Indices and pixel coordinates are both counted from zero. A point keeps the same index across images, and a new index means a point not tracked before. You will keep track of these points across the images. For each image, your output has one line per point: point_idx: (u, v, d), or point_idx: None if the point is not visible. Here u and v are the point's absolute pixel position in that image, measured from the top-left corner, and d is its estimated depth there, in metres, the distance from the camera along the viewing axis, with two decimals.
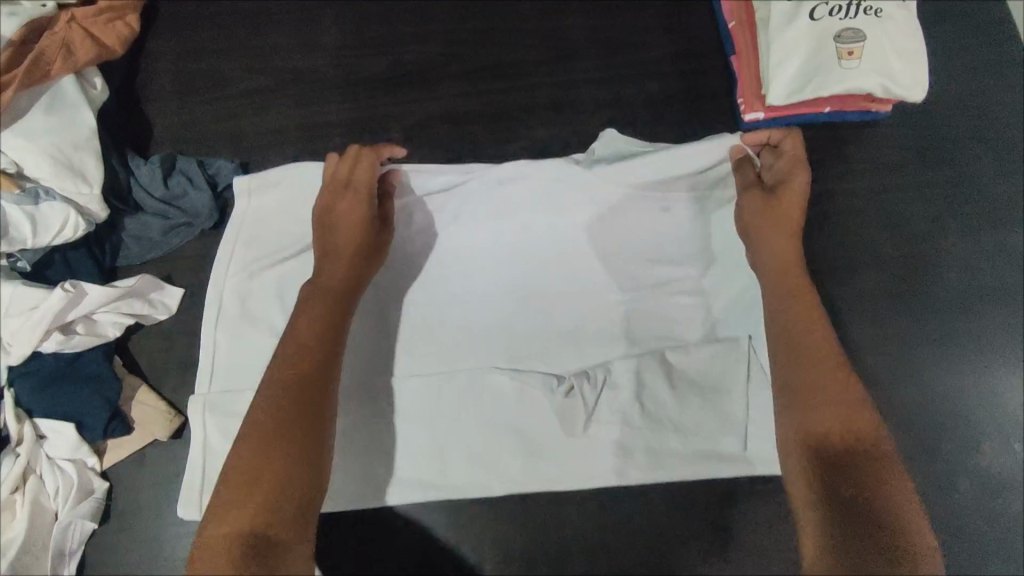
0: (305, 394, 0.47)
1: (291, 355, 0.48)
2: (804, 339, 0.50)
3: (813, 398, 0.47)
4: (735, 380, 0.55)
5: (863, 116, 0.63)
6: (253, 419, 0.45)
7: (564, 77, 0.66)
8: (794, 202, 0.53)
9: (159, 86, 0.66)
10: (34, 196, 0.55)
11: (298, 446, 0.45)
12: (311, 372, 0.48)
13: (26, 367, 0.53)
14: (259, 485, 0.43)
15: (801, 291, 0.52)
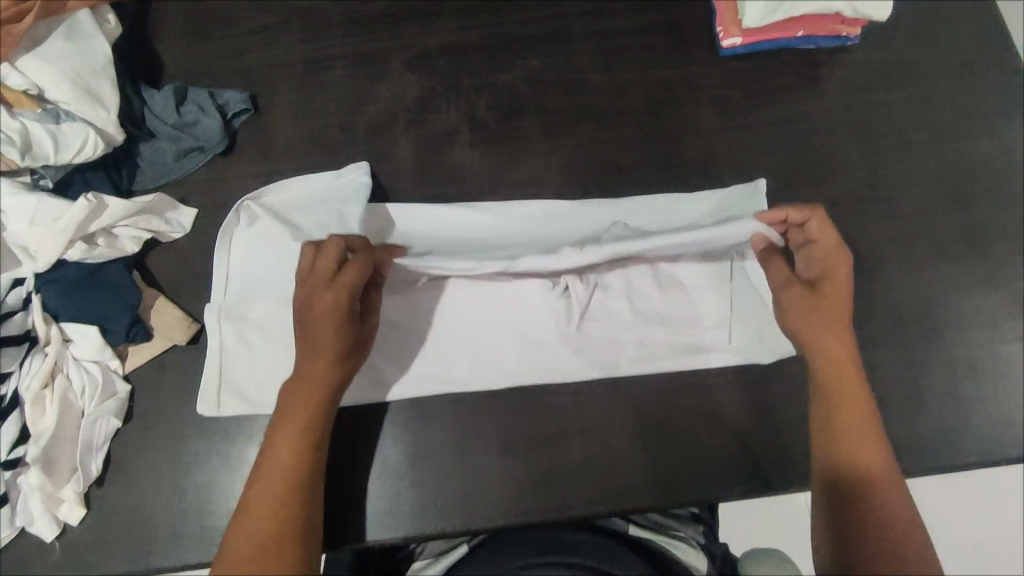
0: (292, 490, 0.49)
1: (281, 428, 0.51)
2: (840, 370, 0.55)
3: (850, 456, 0.52)
4: (710, 281, 0.61)
5: (836, 41, 0.68)
6: (270, 468, 0.50)
7: (556, 10, 0.69)
8: (837, 294, 0.55)
9: (169, 25, 0.69)
10: (55, 116, 0.58)
11: (286, 525, 0.48)
12: (299, 457, 0.50)
13: (52, 274, 0.56)
14: (277, 528, 0.48)
15: (842, 352, 0.55)
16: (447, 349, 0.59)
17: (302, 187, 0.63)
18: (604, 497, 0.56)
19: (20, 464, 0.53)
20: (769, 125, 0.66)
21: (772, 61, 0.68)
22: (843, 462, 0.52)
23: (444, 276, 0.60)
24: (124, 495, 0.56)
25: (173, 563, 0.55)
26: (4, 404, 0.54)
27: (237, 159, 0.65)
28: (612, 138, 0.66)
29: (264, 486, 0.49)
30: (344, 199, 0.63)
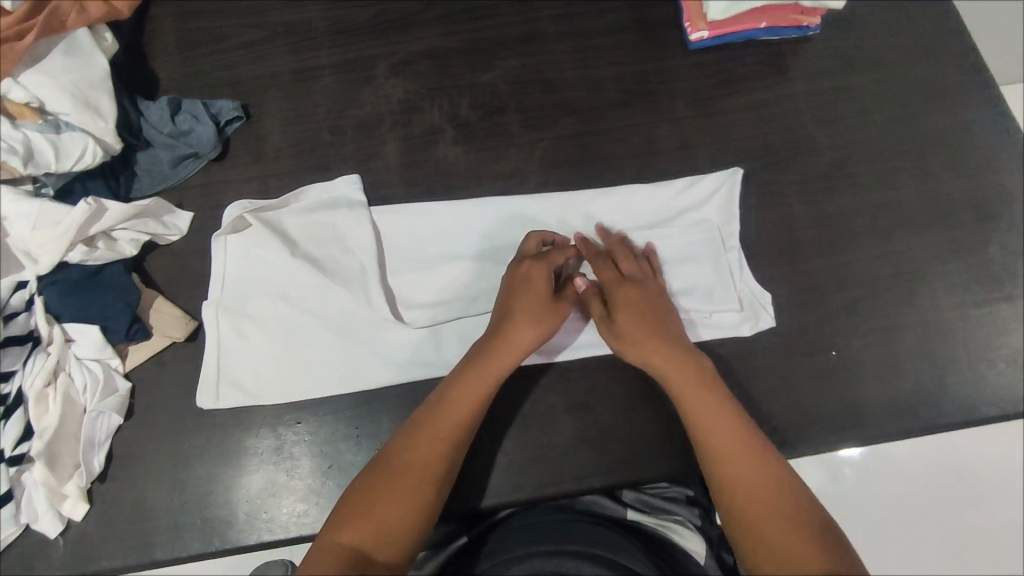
0: (429, 463, 0.52)
1: (443, 408, 0.54)
2: (691, 386, 0.55)
3: (740, 466, 0.52)
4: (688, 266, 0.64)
5: (798, 31, 0.71)
6: (400, 444, 0.53)
7: (530, 16, 0.73)
8: (620, 299, 0.58)
9: (164, 43, 0.72)
10: (55, 127, 0.61)
11: (419, 491, 0.51)
12: (442, 441, 0.53)
13: (54, 277, 0.58)
14: (385, 505, 0.50)
15: (680, 361, 0.56)
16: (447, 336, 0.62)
17: (297, 210, 0.65)
18: (596, 471, 0.58)
19: (25, 460, 0.54)
20: (739, 113, 0.69)
21: (738, 54, 0.71)
22: (737, 484, 0.51)
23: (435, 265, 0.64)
24: (126, 489, 0.57)
25: (174, 555, 0.55)
26: (8, 402, 0.55)
27: (231, 164, 0.68)
28: (590, 129, 0.69)
29: (405, 452, 0.52)
30: (333, 210, 0.65)
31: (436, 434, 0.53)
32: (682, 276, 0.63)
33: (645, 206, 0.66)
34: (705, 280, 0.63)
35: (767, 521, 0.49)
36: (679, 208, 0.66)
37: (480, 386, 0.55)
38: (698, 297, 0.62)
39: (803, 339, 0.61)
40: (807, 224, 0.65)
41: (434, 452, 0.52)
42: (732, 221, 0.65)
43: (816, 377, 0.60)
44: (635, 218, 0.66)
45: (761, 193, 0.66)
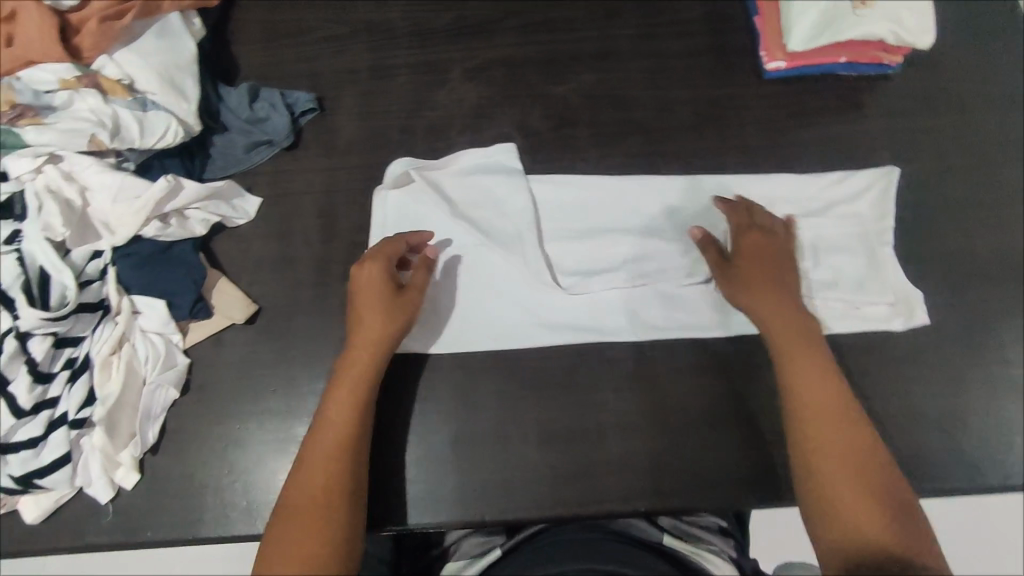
0: (337, 487, 0.52)
1: (327, 430, 0.53)
2: (806, 348, 0.57)
3: (824, 429, 0.54)
4: (846, 259, 0.64)
5: (878, 69, 0.70)
6: (306, 468, 0.53)
7: (609, 33, 0.73)
8: (748, 266, 0.60)
9: (248, 32, 0.74)
10: (142, 104, 0.61)
11: (334, 517, 0.51)
12: (338, 462, 0.53)
13: (127, 249, 0.60)
14: (307, 535, 0.50)
15: (792, 320, 0.58)
16: (500, 336, 0.61)
17: (468, 171, 0.67)
18: (641, 494, 0.57)
19: (86, 425, 0.55)
20: (812, 146, 0.69)
21: (815, 86, 0.71)
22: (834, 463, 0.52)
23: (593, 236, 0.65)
24: (176, 464, 0.58)
25: (219, 533, 0.56)
26: (75, 367, 0.56)
27: (302, 154, 0.69)
28: (661, 149, 0.69)
29: (311, 484, 0.52)
30: (494, 172, 0.66)
31: (331, 454, 0.53)
32: (830, 268, 0.63)
33: (798, 195, 0.67)
34: (858, 274, 0.63)
35: (838, 480, 0.52)
36: (830, 203, 0.66)
37: (350, 401, 0.55)
38: (852, 289, 0.63)
39: (862, 381, 0.60)
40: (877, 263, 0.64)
41: (339, 477, 0.52)
42: (888, 218, 0.65)
43: (873, 422, 0.59)
44: (787, 207, 0.66)
45: (833, 226, 0.65)
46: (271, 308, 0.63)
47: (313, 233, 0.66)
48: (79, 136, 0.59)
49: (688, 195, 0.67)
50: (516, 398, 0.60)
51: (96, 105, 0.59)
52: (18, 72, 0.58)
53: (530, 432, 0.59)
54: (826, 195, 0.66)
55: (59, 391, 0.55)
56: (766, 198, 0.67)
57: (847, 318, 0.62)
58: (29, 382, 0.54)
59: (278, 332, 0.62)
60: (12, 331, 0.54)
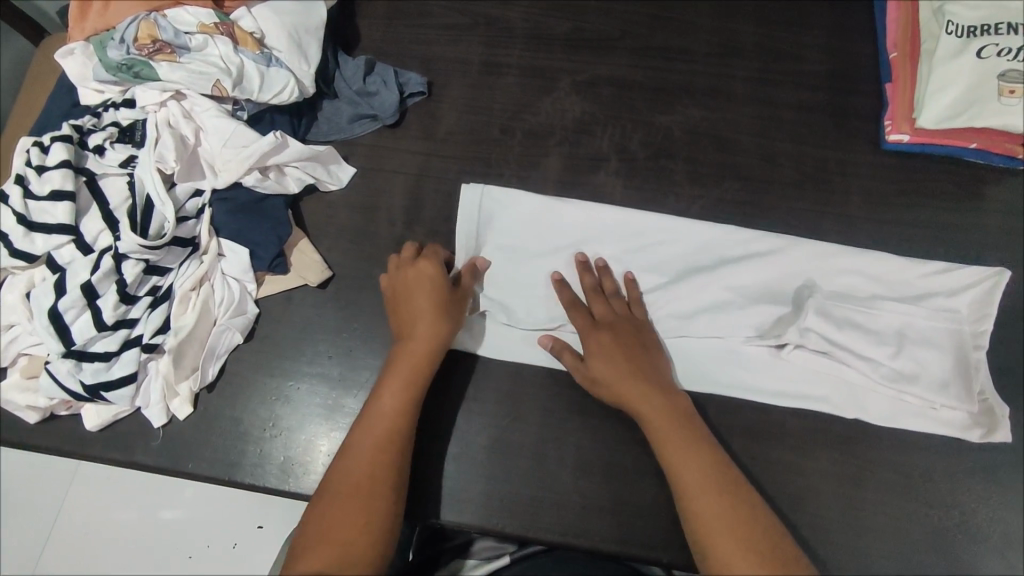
0: (376, 474, 0.53)
1: (377, 420, 0.55)
2: (652, 387, 0.56)
3: (697, 496, 0.51)
4: (930, 355, 0.59)
5: (1010, 161, 0.66)
6: (355, 441, 0.54)
7: (726, 71, 0.71)
8: (600, 305, 0.61)
9: (373, 7, 0.76)
10: (267, 60, 0.64)
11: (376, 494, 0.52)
12: (382, 450, 0.53)
13: (225, 194, 0.63)
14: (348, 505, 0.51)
15: (644, 352, 0.58)
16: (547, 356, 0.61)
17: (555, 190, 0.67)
18: (669, 546, 0.56)
19: (156, 350, 0.58)
20: (917, 227, 0.65)
21: (936, 166, 0.67)
22: (694, 488, 0.51)
23: (668, 276, 0.64)
24: (229, 406, 0.60)
25: (252, 481, 0.58)
26: (157, 295, 0.59)
27: (402, 134, 0.70)
28: (755, 200, 0.66)
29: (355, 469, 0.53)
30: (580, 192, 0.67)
31: (377, 439, 0.54)
32: (912, 361, 0.59)
33: (892, 278, 0.63)
34: (941, 372, 0.59)
35: (731, 551, 0.49)
36: (927, 291, 0.62)
37: (405, 383, 0.56)
38: (930, 388, 0.59)
39: (922, 487, 0.57)
40: None
41: (380, 466, 0.53)
42: (985, 322, 0.61)
43: (927, 532, 0.56)
44: (877, 286, 0.63)
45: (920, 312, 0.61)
46: (343, 276, 0.65)
47: (397, 213, 0.67)
48: (206, 79, 0.61)
49: (774, 254, 0.64)
50: (561, 419, 0.59)
51: (227, 53, 0.62)
52: (165, 11, 0.63)
53: (568, 456, 0.58)
54: (922, 284, 0.63)
55: (139, 314, 0.58)
56: (858, 274, 0.63)
57: (917, 414, 0.59)
58: (116, 300, 0.56)
59: (345, 302, 0.64)
60: (111, 250, 0.57)
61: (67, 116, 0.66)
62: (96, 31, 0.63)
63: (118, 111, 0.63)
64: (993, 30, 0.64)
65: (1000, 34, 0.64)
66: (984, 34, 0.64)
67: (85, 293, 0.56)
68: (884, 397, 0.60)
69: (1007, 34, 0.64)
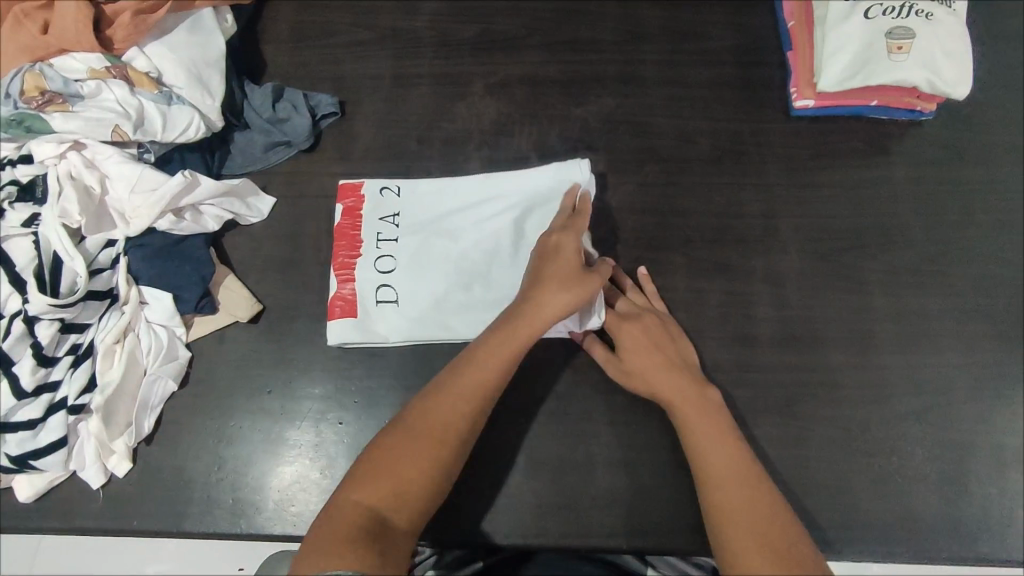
0: (445, 434, 0.50)
1: (488, 359, 0.52)
2: (678, 378, 0.55)
3: (728, 483, 0.49)
4: (845, 309, 0.62)
5: (909, 114, 0.68)
6: (423, 410, 0.51)
7: (634, 57, 0.72)
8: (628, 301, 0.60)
9: (278, 31, 0.75)
10: (167, 98, 0.62)
11: (439, 450, 0.49)
12: (483, 388, 0.51)
13: (140, 241, 0.61)
14: (401, 464, 0.48)
15: (659, 337, 0.58)
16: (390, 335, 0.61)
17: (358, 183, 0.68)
18: (626, 532, 0.56)
19: (84, 410, 0.55)
20: (830, 188, 0.67)
21: (841, 126, 0.69)
22: (710, 477, 0.50)
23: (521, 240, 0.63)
24: (169, 456, 0.58)
25: (203, 529, 0.57)
26: (78, 353, 0.57)
27: (319, 157, 0.69)
28: (676, 179, 0.67)
29: (438, 407, 0.50)
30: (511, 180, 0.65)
31: (456, 402, 0.51)
32: (831, 321, 0.62)
33: (809, 240, 0.65)
34: (857, 325, 0.62)
35: (752, 535, 0.46)
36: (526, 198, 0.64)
37: (510, 344, 0.52)
38: (818, 339, 0.61)
39: (862, 438, 0.58)
40: (878, 313, 0.62)
41: (449, 425, 0.50)
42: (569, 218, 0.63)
43: (871, 481, 0.57)
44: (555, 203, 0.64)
45: (836, 269, 0.64)
46: (274, 308, 0.63)
47: (322, 237, 0.66)
48: (104, 125, 0.59)
49: (696, 232, 0.65)
50: (509, 421, 0.59)
51: (123, 96, 0.60)
52: (50, 60, 0.60)
53: (518, 458, 0.58)
54: (837, 242, 0.65)
55: (61, 375, 0.56)
56: (780, 239, 0.65)
57: (852, 367, 0.61)
58: (33, 365, 0.55)
59: (278, 334, 0.63)
60: (21, 314, 0.55)
61: None
62: None
63: (15, 168, 0.61)
64: None
65: None
66: None
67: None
68: (817, 355, 0.61)
69: None
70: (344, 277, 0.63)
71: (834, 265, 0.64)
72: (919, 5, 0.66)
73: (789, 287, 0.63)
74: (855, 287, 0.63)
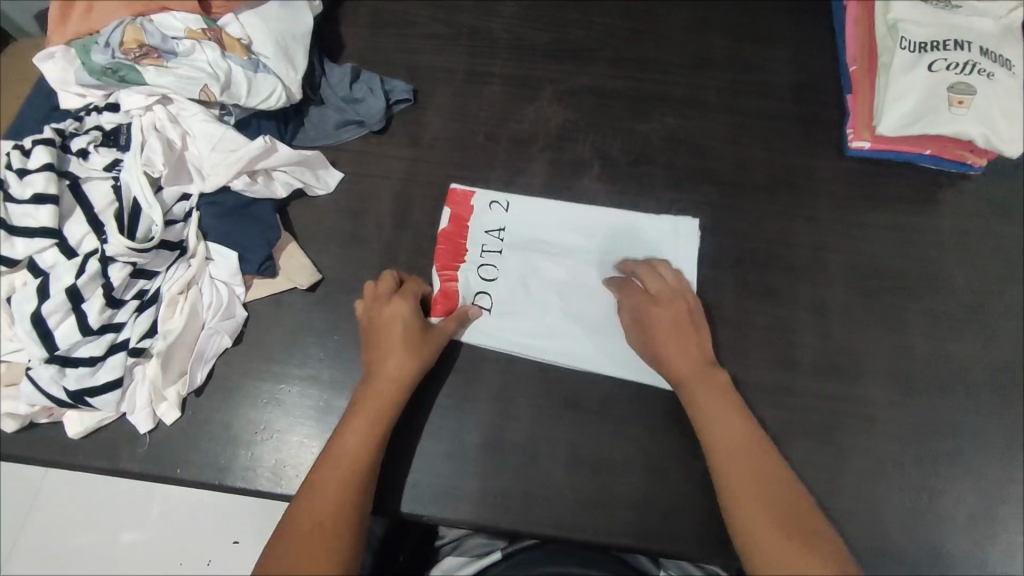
0: (337, 520, 0.51)
1: (326, 471, 0.53)
2: (714, 414, 0.56)
3: (742, 489, 0.53)
4: (883, 346, 0.64)
5: (960, 167, 0.71)
6: (305, 505, 0.52)
7: (700, 82, 0.75)
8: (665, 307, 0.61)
9: (358, 16, 0.77)
10: (255, 65, 0.64)
11: (330, 543, 0.50)
12: (361, 465, 0.54)
13: (213, 198, 0.63)
14: (306, 561, 0.49)
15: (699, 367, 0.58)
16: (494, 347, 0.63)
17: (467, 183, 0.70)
18: (657, 535, 0.57)
19: (144, 353, 0.57)
20: (878, 228, 0.69)
21: (893, 171, 0.72)
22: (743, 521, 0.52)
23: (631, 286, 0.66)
24: (217, 410, 0.60)
25: (244, 485, 0.58)
26: (144, 299, 0.58)
27: (388, 140, 0.71)
28: (731, 203, 0.70)
29: (314, 502, 0.52)
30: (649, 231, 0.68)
31: (338, 486, 0.53)
32: (869, 355, 0.64)
33: (855, 276, 0.67)
34: (894, 362, 0.64)
35: (764, 522, 0.51)
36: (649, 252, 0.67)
37: (364, 422, 0.55)
38: (855, 371, 0.63)
39: (893, 471, 0.60)
40: (916, 353, 0.64)
41: (340, 512, 0.52)
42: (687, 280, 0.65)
43: (898, 514, 0.59)
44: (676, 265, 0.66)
45: (878, 307, 0.66)
46: (332, 279, 0.65)
47: (385, 217, 0.68)
48: (194, 84, 0.61)
49: (747, 256, 0.67)
50: (552, 416, 0.61)
51: (214, 58, 0.62)
52: (150, 16, 0.62)
53: (558, 452, 0.60)
54: (882, 281, 0.67)
55: (126, 318, 0.57)
56: (828, 272, 0.67)
57: (886, 402, 0.62)
58: (102, 304, 0.56)
59: (334, 305, 0.64)
60: (97, 253, 0.57)
61: (47, 120, 0.65)
62: (78, 34, 0.62)
63: (100, 115, 0.62)
64: (941, 46, 0.69)
65: (949, 50, 0.69)
66: (934, 49, 0.69)
67: (70, 297, 0.55)
68: (854, 386, 0.63)
69: (954, 50, 0.69)
70: (447, 277, 0.65)
71: (877, 303, 0.66)
72: (982, 65, 0.68)
73: (832, 318, 0.65)
74: (895, 325, 0.65)
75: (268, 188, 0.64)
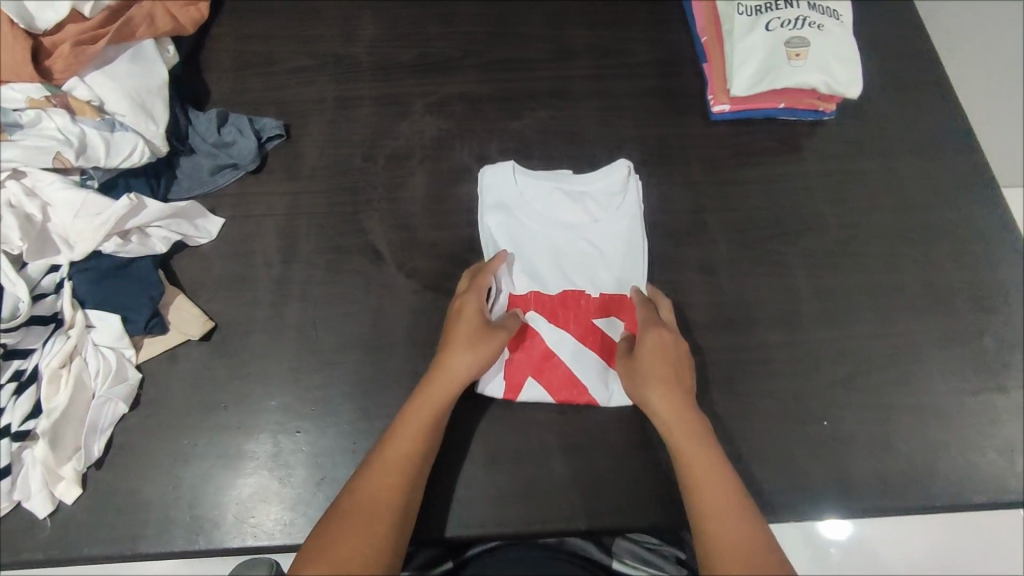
0: (386, 503, 0.51)
1: (353, 500, 0.51)
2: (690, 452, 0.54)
3: (716, 525, 0.50)
4: (770, 291, 0.67)
5: (814, 114, 0.76)
6: (363, 483, 0.52)
7: (564, 72, 0.78)
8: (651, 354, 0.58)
9: (221, 61, 0.77)
10: (110, 125, 0.63)
11: (381, 523, 0.50)
12: (420, 442, 0.54)
13: (85, 265, 0.61)
14: (355, 536, 0.49)
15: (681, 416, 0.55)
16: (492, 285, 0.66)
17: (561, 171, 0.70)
18: (584, 514, 0.59)
19: (28, 437, 0.55)
20: (749, 183, 0.73)
21: (754, 128, 0.76)
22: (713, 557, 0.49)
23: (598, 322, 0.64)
24: (121, 479, 0.58)
25: (159, 549, 0.56)
26: (21, 380, 0.57)
27: (267, 177, 0.71)
28: None
29: (373, 478, 0.52)
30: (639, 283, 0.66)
31: (402, 462, 0.53)
32: (757, 302, 0.67)
33: (734, 231, 0.70)
34: (781, 305, 0.67)
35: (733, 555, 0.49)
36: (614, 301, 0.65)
37: (430, 404, 0.55)
38: (747, 320, 0.66)
39: (795, 406, 0.63)
40: (800, 292, 0.68)
41: (396, 487, 0.52)
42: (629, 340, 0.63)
43: (803, 445, 0.62)
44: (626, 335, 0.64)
45: (759, 255, 0.69)
46: (226, 325, 0.64)
47: (273, 254, 0.68)
48: (45, 153, 0.59)
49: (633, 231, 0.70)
50: (466, 419, 0.61)
51: (64, 125, 0.60)
52: None
53: (477, 453, 0.60)
54: (760, 231, 0.70)
55: (4, 402, 0.56)
56: (708, 232, 0.70)
57: (780, 343, 0.65)
58: None
59: (232, 350, 0.63)
60: None
61: None
62: None
63: None
64: (774, 7, 0.74)
65: (781, 9, 0.73)
66: (767, 10, 0.74)
67: None
68: (748, 334, 0.66)
69: (785, 9, 0.73)
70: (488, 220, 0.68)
71: (759, 252, 0.69)
72: (811, 18, 0.73)
73: (719, 275, 0.68)
74: (778, 270, 0.69)
75: (144, 247, 0.63)
